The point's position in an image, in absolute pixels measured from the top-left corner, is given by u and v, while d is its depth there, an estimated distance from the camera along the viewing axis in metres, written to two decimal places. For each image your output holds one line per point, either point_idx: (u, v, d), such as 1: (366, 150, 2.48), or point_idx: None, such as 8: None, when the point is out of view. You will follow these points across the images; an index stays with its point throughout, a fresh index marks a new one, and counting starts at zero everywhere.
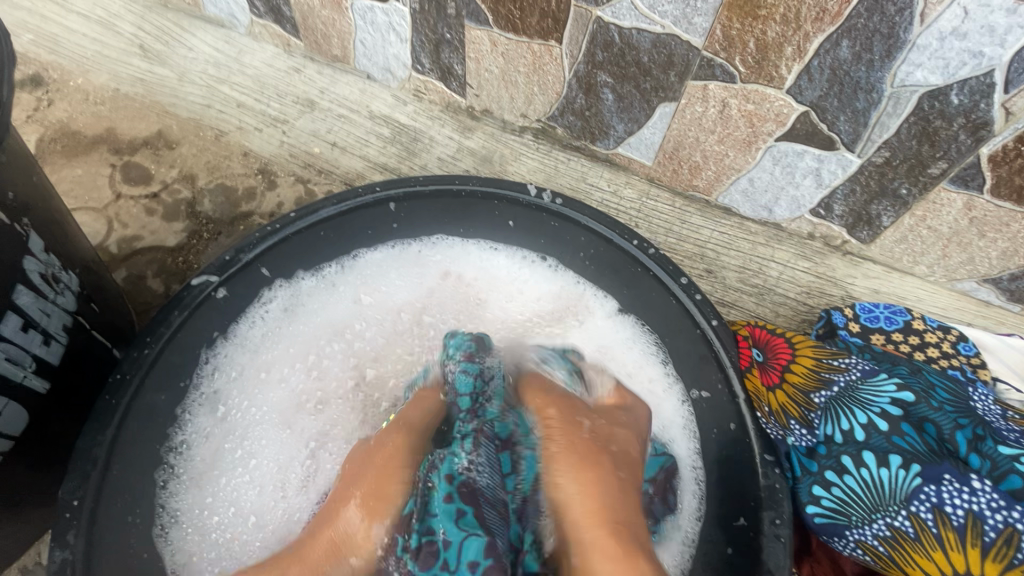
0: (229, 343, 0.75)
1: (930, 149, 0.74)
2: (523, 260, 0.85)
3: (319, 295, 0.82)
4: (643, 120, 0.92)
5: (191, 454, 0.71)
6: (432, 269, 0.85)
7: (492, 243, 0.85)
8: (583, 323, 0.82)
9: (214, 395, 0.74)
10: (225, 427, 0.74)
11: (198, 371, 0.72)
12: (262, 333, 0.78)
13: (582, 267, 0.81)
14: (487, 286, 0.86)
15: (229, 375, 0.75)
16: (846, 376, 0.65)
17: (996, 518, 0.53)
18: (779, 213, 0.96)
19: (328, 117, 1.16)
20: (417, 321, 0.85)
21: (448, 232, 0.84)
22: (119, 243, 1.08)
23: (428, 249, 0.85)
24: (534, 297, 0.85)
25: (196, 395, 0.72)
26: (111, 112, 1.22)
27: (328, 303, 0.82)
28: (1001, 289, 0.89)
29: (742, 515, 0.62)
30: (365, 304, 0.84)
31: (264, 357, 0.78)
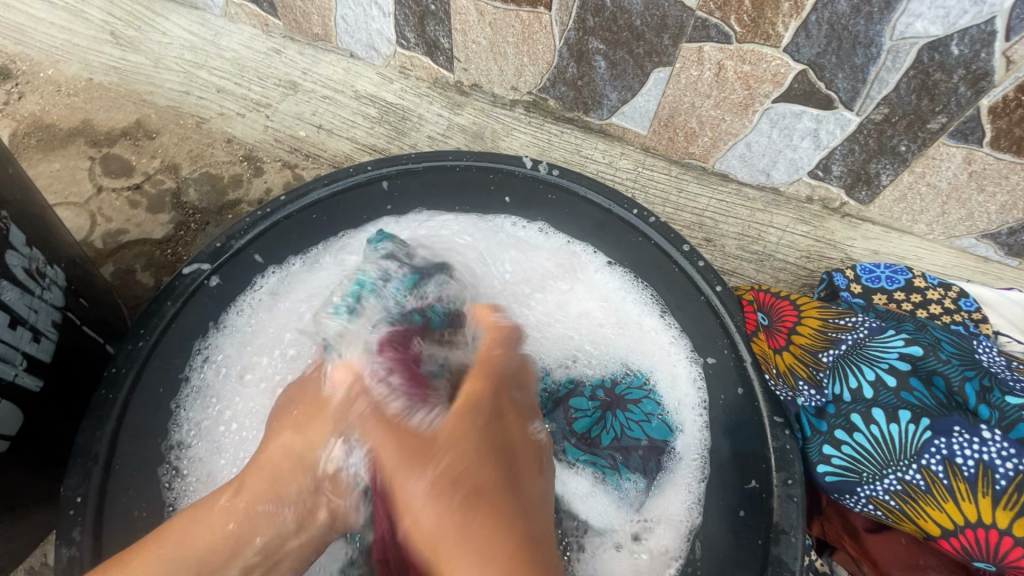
0: (221, 332, 0.71)
1: (930, 104, 0.73)
2: (513, 228, 0.80)
3: (307, 278, 0.76)
4: (636, 88, 0.90)
5: (192, 452, 0.65)
6: (437, 236, 0.78)
7: (479, 219, 0.80)
8: (576, 280, 0.78)
9: (206, 390, 0.68)
10: (220, 425, 0.67)
11: (188, 365, 0.68)
12: (252, 319, 0.73)
13: (574, 229, 0.79)
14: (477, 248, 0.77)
15: (222, 366, 0.70)
16: (853, 335, 0.64)
17: (1006, 467, 0.53)
18: (778, 177, 0.94)
19: (312, 99, 1.13)
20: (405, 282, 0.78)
21: (443, 209, 0.80)
22: (103, 238, 1.05)
23: (401, 223, 0.78)
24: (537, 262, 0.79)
25: (188, 387, 0.67)
26: (86, 103, 1.17)
27: (313, 286, 0.75)
28: (1000, 244, 0.89)
29: (754, 478, 0.61)
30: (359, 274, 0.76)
31: (258, 347, 0.72)
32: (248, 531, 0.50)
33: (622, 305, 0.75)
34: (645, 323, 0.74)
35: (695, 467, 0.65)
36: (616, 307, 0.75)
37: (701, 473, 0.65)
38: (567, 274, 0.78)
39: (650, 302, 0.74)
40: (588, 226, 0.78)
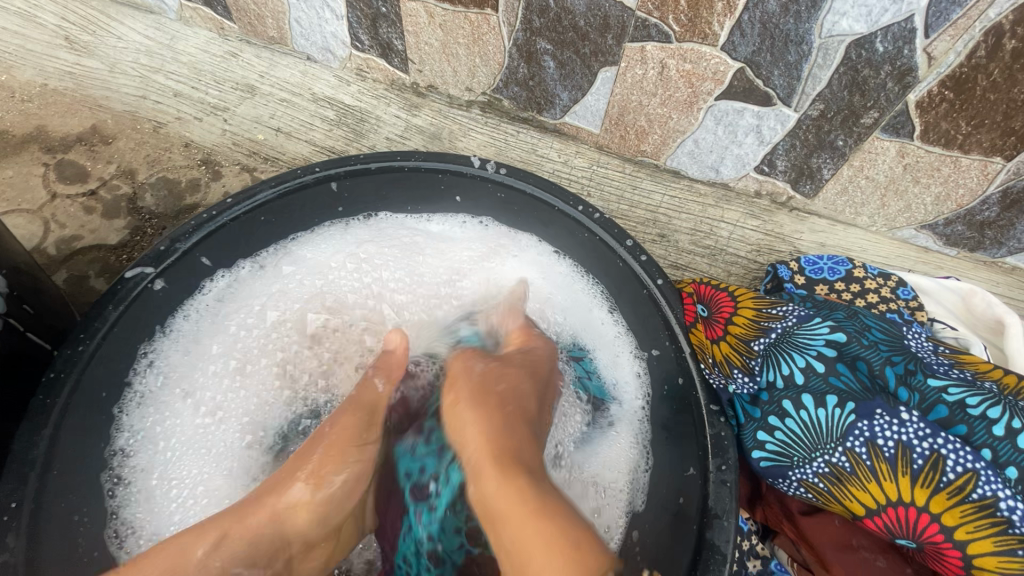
0: (166, 338, 0.73)
1: (862, 99, 0.76)
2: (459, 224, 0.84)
3: (259, 285, 0.79)
4: (586, 87, 0.92)
5: (134, 458, 0.68)
6: (381, 245, 0.83)
7: (425, 213, 0.84)
8: (512, 258, 0.83)
9: (148, 397, 0.70)
10: (163, 432, 0.70)
11: (131, 371, 0.70)
12: (197, 327, 0.75)
13: (512, 222, 0.82)
14: (423, 242, 0.84)
15: (166, 373, 0.72)
16: (783, 323, 0.66)
17: (922, 446, 0.55)
18: (727, 173, 0.97)
19: (269, 102, 1.13)
20: (352, 265, 0.82)
21: (396, 209, 0.83)
22: (56, 244, 1.04)
23: (356, 223, 0.82)
24: (466, 264, 0.83)
25: (132, 394, 0.69)
26: (40, 108, 1.16)
27: (267, 290, 0.79)
28: (938, 234, 0.92)
29: (692, 466, 0.63)
30: (293, 284, 0.80)
31: (198, 356, 0.74)
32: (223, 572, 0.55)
33: (560, 297, 0.80)
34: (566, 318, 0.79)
35: (635, 454, 0.69)
36: (559, 300, 0.80)
37: (646, 463, 0.68)
38: (500, 257, 0.83)
39: (595, 292, 0.77)
40: (522, 216, 0.80)
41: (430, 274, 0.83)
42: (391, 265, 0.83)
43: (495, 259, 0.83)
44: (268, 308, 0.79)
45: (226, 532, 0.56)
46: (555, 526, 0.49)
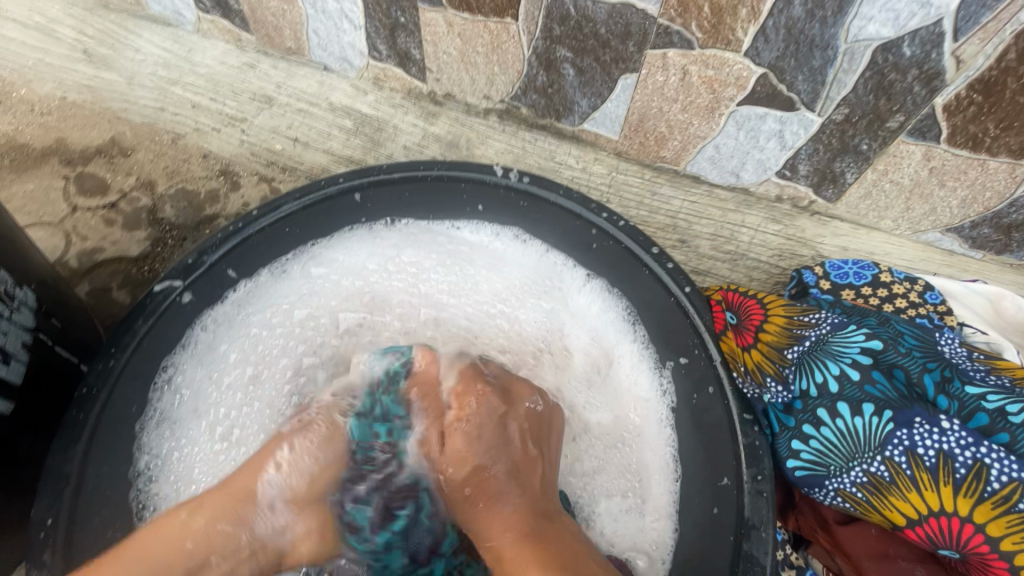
0: (182, 355, 0.71)
1: (887, 103, 0.75)
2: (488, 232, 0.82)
3: (273, 287, 0.77)
4: (605, 94, 0.92)
5: (158, 480, 0.67)
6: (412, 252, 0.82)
7: (452, 222, 0.82)
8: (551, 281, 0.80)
9: (167, 416, 0.69)
10: (184, 454, 0.69)
11: (150, 389, 0.68)
12: (215, 338, 0.73)
13: (545, 228, 0.80)
14: (456, 250, 0.82)
15: (182, 392, 0.70)
16: (817, 331, 0.65)
17: (965, 455, 0.54)
18: (748, 178, 0.96)
19: (287, 112, 1.13)
20: (388, 265, 0.81)
21: (407, 215, 0.82)
22: (78, 257, 1.05)
23: (383, 228, 0.81)
24: (513, 281, 0.81)
25: (150, 415, 0.68)
26: (59, 121, 1.17)
27: (283, 293, 0.78)
28: (963, 237, 0.91)
29: (726, 475, 0.63)
30: (324, 285, 0.79)
31: (215, 369, 0.72)
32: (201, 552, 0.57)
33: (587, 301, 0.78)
34: (591, 327, 0.77)
35: (663, 469, 0.68)
36: (588, 309, 0.78)
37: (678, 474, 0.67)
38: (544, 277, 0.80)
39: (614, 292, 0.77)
40: (543, 223, 0.79)
41: (477, 292, 0.81)
42: (432, 265, 0.82)
43: (536, 270, 0.81)
44: (294, 307, 0.78)
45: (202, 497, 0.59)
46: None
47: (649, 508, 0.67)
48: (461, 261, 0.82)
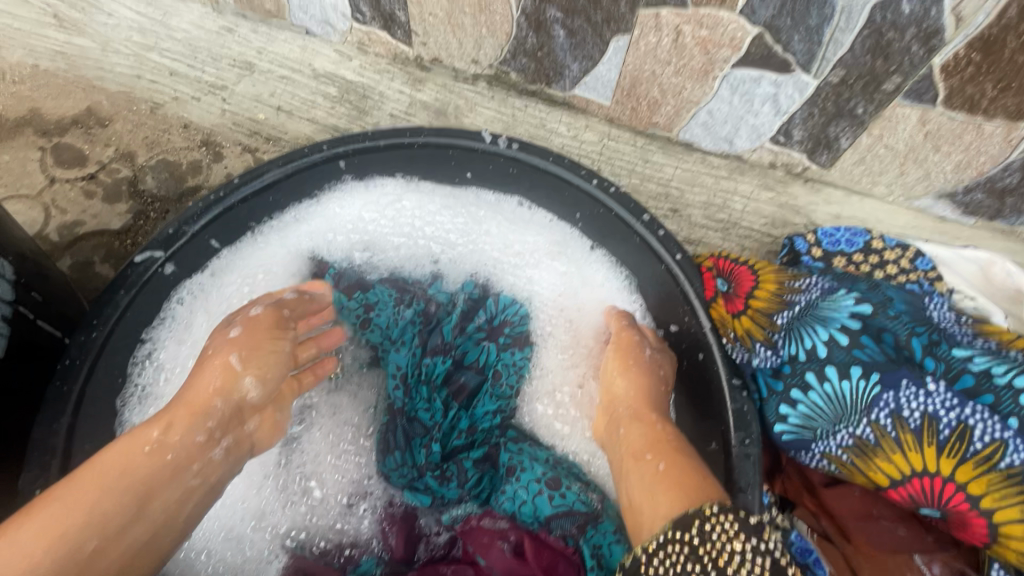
0: (161, 328, 0.70)
1: (885, 64, 0.73)
2: (455, 199, 0.81)
3: (250, 253, 0.77)
4: (597, 57, 0.89)
5: None
6: (406, 212, 0.81)
7: (430, 184, 0.81)
8: (530, 243, 0.81)
9: (149, 391, 0.68)
10: None
11: (130, 363, 0.68)
12: (191, 312, 0.72)
13: (522, 189, 0.80)
14: (427, 214, 0.82)
15: (166, 365, 0.70)
16: (806, 296, 0.65)
17: (949, 416, 0.55)
18: (741, 145, 0.94)
19: (269, 80, 1.09)
20: (364, 229, 0.81)
21: (385, 177, 0.80)
22: (58, 230, 1.02)
23: (366, 194, 0.80)
24: (496, 241, 0.82)
25: (132, 389, 0.67)
26: (32, 91, 1.13)
27: (265, 260, 0.77)
28: (956, 203, 0.90)
29: (714, 440, 0.64)
30: (314, 248, 0.80)
31: (192, 345, 0.71)
32: (159, 450, 0.54)
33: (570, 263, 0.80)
34: (583, 298, 0.79)
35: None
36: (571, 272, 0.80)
37: None
38: (530, 239, 0.81)
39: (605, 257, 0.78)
40: (529, 185, 0.79)
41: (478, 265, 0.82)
42: (411, 230, 0.82)
43: (532, 245, 0.81)
44: (272, 271, 0.78)
45: (173, 412, 0.56)
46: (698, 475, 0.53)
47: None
48: (441, 224, 0.82)
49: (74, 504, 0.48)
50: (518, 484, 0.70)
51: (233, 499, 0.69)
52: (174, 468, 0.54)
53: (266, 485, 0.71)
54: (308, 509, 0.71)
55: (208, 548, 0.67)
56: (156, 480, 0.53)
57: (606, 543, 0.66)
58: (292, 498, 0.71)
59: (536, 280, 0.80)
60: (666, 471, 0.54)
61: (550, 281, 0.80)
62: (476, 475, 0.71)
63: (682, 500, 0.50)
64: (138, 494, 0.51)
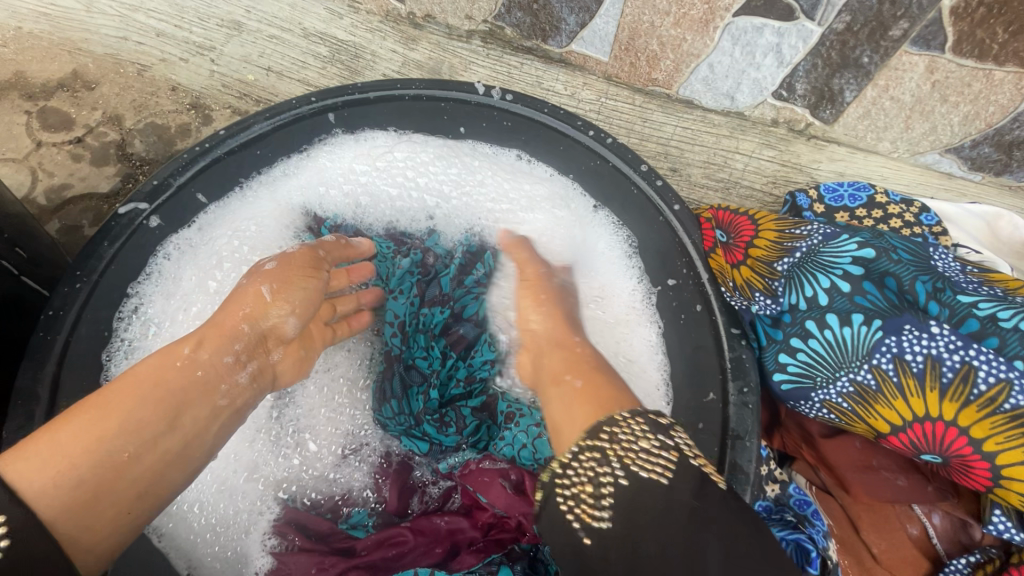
0: (148, 281, 0.69)
1: (891, 8, 0.71)
2: (449, 153, 0.79)
3: (237, 210, 0.75)
4: (594, 9, 0.86)
5: None
6: (398, 170, 0.79)
7: (422, 137, 0.79)
8: (526, 201, 0.80)
9: (137, 345, 0.67)
10: None
11: (116, 318, 0.66)
12: (178, 267, 0.71)
13: (517, 144, 0.78)
14: (421, 169, 0.80)
15: (152, 319, 0.69)
16: (808, 242, 0.63)
17: (953, 359, 0.53)
18: (743, 101, 0.91)
19: (257, 40, 1.06)
20: (358, 187, 0.79)
21: (376, 128, 0.77)
22: (46, 194, 1.00)
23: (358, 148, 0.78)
24: (491, 198, 0.80)
25: (118, 343, 0.66)
26: (16, 54, 1.10)
27: (254, 217, 0.76)
28: (963, 158, 0.88)
29: (711, 391, 0.63)
30: (305, 206, 0.78)
31: (183, 300, 0.71)
32: (191, 365, 0.54)
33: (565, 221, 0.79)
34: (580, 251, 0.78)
35: (660, 396, 0.67)
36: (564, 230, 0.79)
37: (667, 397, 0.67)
38: (526, 197, 0.80)
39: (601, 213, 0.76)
40: (523, 139, 0.77)
41: (473, 219, 0.81)
42: (405, 187, 0.80)
43: (527, 194, 0.80)
44: (260, 227, 0.76)
45: (202, 332, 0.56)
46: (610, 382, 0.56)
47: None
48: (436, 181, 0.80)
49: (110, 409, 0.48)
50: (517, 430, 0.69)
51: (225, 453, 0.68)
52: (206, 385, 0.54)
53: (258, 438, 0.70)
54: (301, 462, 0.71)
55: (200, 500, 0.65)
56: (191, 393, 0.53)
57: None
58: (284, 449, 0.71)
59: (533, 236, 0.80)
60: (581, 386, 0.55)
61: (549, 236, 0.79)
62: (474, 422, 0.72)
63: (592, 407, 0.51)
64: (172, 406, 0.51)
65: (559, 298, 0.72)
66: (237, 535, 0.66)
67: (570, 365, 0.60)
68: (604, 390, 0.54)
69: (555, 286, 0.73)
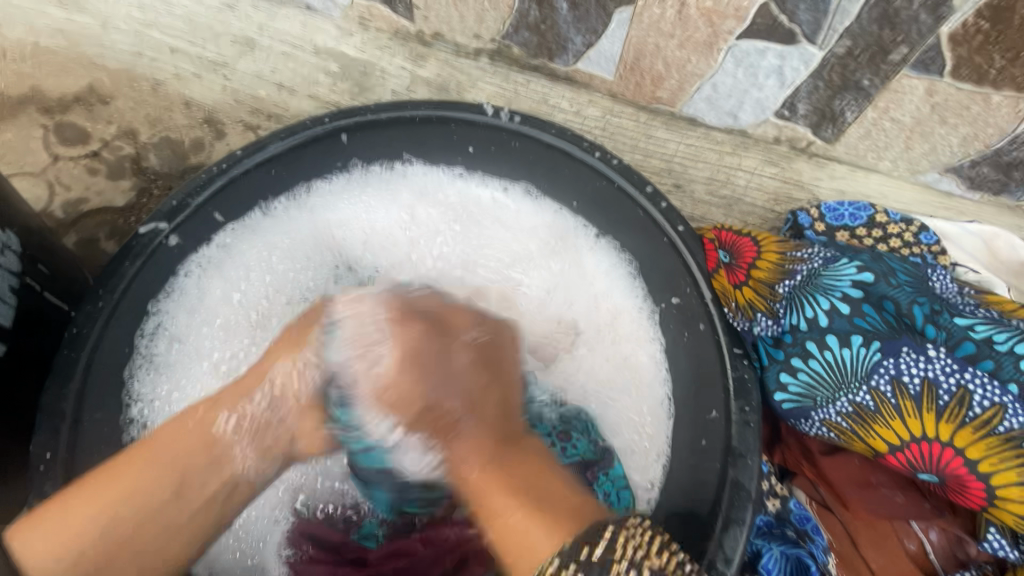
0: (170, 299, 0.71)
1: (891, 34, 0.72)
2: (462, 178, 0.82)
3: (261, 228, 0.77)
4: (600, 30, 0.88)
5: (154, 426, 0.67)
6: (413, 193, 0.82)
7: (434, 161, 0.82)
8: (534, 225, 0.82)
9: (158, 362, 0.70)
10: (183, 394, 0.70)
11: (139, 335, 0.69)
12: (200, 283, 0.73)
13: (525, 166, 0.80)
14: (437, 190, 0.83)
15: (171, 336, 0.71)
16: (808, 265, 0.65)
17: (949, 382, 0.55)
18: (745, 118, 0.93)
19: (271, 56, 1.09)
20: (376, 208, 0.82)
21: (393, 155, 0.80)
22: (63, 207, 1.03)
23: (378, 172, 0.81)
24: (504, 220, 0.82)
25: (139, 359, 0.68)
26: (32, 68, 1.12)
27: (279, 234, 0.78)
28: (962, 177, 0.90)
29: (714, 409, 0.64)
30: (323, 223, 0.80)
31: (204, 315, 0.73)
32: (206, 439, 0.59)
33: (572, 240, 0.80)
34: (590, 273, 0.79)
35: (660, 410, 0.70)
36: (570, 248, 0.80)
37: (669, 411, 0.69)
38: (540, 220, 0.81)
39: (607, 232, 0.78)
40: (531, 161, 0.79)
41: (485, 240, 0.82)
42: (422, 208, 0.83)
43: (533, 220, 0.82)
44: (285, 246, 0.79)
45: (219, 397, 0.62)
46: (546, 502, 0.54)
47: (649, 449, 0.69)
48: (451, 204, 0.83)
49: (118, 478, 0.56)
50: None
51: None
52: (212, 454, 0.59)
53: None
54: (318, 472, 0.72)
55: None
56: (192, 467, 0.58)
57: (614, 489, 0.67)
58: None
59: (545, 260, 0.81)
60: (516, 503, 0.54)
61: (560, 261, 0.80)
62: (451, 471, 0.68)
63: (555, 530, 0.52)
64: (175, 480, 0.57)
65: (463, 361, 0.61)
66: (255, 543, 0.69)
67: (513, 467, 0.57)
68: (557, 505, 0.54)
69: (461, 343, 0.62)
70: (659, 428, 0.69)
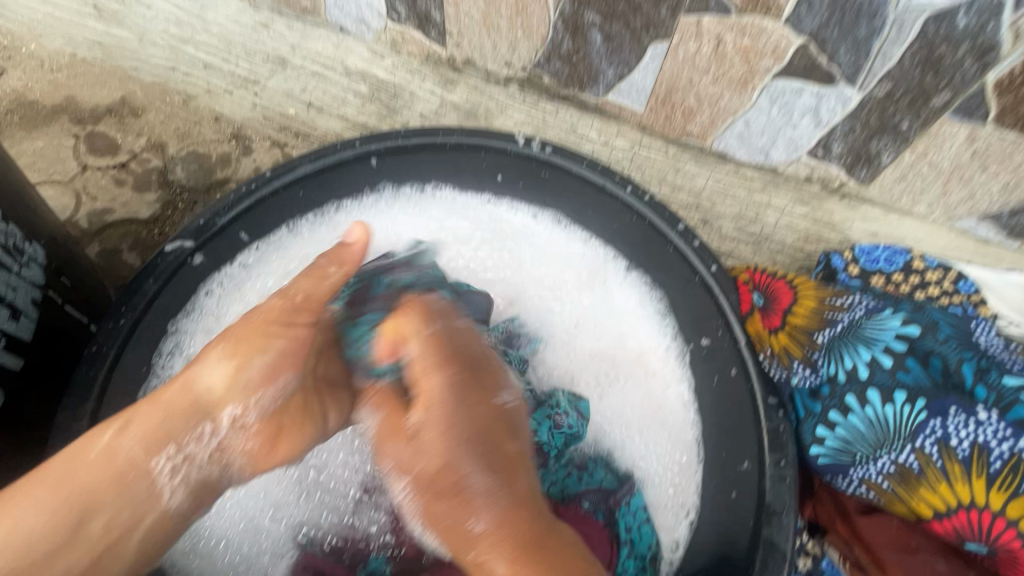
0: (188, 318, 0.70)
1: (934, 78, 0.71)
2: (490, 203, 0.81)
3: (285, 246, 0.76)
4: (633, 63, 0.87)
5: None
6: (445, 215, 0.81)
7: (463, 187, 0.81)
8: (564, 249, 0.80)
9: (173, 385, 0.68)
10: None
11: (155, 356, 0.67)
12: (220, 304, 0.72)
13: (554, 196, 0.79)
14: (466, 212, 0.81)
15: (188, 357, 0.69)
16: (850, 315, 0.63)
17: (1002, 448, 0.54)
18: (778, 156, 0.91)
19: (301, 76, 1.08)
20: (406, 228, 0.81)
21: (426, 180, 0.80)
22: (89, 217, 1.03)
23: (408, 194, 0.81)
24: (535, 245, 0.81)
25: (155, 381, 0.67)
26: (69, 79, 1.15)
27: (307, 253, 0.77)
28: (1001, 225, 0.88)
29: (746, 459, 0.62)
30: (349, 240, 0.78)
31: (224, 335, 0.71)
32: (115, 455, 0.51)
33: (602, 270, 0.78)
34: (620, 311, 0.77)
35: (692, 456, 0.67)
36: (597, 277, 0.78)
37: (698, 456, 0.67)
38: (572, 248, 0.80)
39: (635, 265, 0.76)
40: (562, 191, 0.78)
41: (526, 272, 0.80)
42: (454, 229, 0.81)
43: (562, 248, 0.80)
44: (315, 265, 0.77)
45: (134, 416, 0.53)
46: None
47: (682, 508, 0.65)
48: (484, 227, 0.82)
49: (11, 507, 0.48)
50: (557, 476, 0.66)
51: (256, 490, 0.69)
52: (124, 474, 0.51)
53: (285, 478, 0.70)
54: (321, 505, 0.70)
55: (227, 537, 0.67)
56: (101, 489, 0.50)
57: (635, 525, 0.64)
58: (307, 490, 0.71)
59: (573, 288, 0.79)
60: None
61: (594, 297, 0.78)
62: None
63: None
64: (78, 501, 0.49)
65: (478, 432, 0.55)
66: None
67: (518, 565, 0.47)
68: None
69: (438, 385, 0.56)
70: (687, 477, 0.66)
